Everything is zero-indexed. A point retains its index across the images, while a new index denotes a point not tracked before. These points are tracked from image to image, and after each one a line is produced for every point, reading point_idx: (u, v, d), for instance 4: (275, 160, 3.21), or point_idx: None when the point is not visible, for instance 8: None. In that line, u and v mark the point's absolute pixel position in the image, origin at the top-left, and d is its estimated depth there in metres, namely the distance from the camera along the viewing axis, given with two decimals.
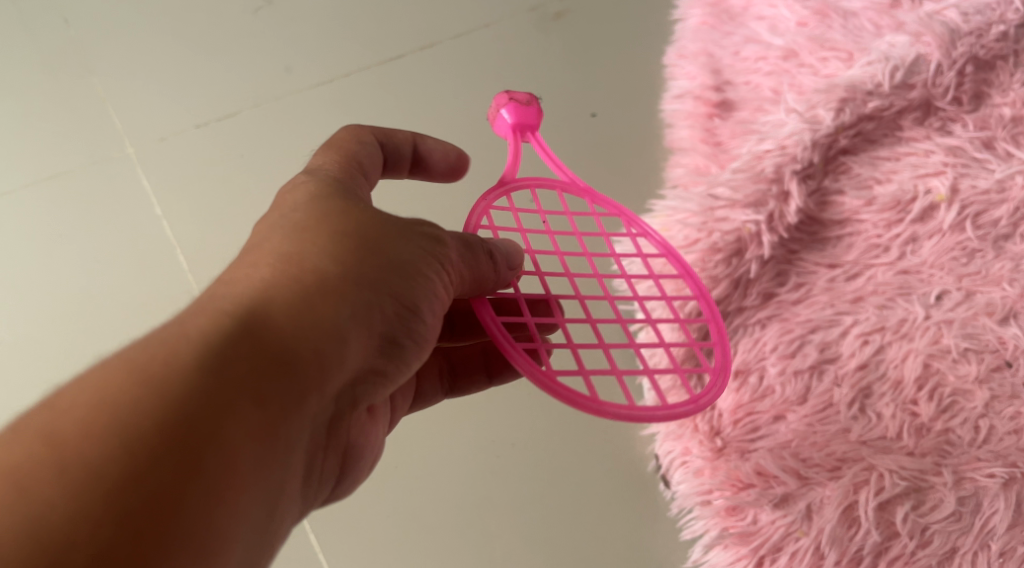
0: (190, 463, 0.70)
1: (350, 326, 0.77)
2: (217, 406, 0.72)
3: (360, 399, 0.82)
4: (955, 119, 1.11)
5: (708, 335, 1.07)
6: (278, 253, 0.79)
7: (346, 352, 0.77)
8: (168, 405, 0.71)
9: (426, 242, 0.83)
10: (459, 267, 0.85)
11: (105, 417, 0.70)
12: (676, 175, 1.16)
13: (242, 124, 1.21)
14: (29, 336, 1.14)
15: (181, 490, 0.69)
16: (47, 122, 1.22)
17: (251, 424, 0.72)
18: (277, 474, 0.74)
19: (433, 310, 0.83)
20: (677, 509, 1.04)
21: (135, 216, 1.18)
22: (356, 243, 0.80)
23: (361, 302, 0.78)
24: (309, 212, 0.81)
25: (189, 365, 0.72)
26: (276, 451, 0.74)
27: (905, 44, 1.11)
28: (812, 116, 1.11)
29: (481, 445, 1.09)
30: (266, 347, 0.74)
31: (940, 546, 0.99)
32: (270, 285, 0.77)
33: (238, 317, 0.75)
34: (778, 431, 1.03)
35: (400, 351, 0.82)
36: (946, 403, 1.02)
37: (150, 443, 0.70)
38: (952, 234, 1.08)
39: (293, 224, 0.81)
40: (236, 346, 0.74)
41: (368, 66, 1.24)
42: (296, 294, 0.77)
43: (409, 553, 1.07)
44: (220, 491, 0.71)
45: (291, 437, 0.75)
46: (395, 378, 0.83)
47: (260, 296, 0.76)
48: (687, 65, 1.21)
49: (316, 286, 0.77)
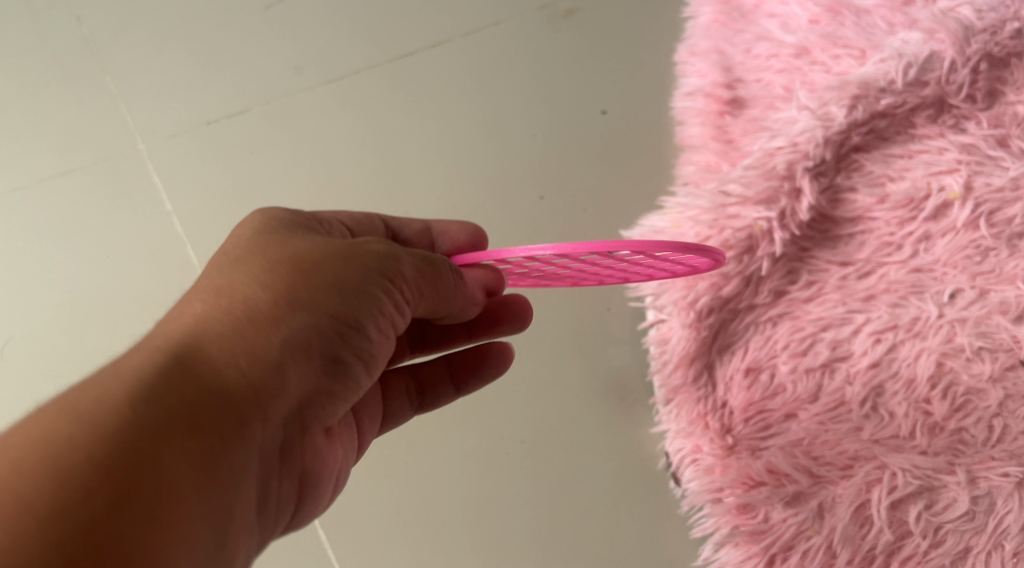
0: (132, 485, 0.73)
1: (286, 350, 0.81)
2: (157, 433, 0.75)
3: (312, 422, 0.85)
4: (969, 116, 1.10)
5: (719, 333, 1.06)
6: (215, 290, 0.83)
7: (287, 380, 0.81)
8: (108, 431, 0.75)
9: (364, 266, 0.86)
10: (418, 285, 0.87)
11: (59, 448, 0.74)
12: (687, 172, 1.15)
13: (252, 122, 1.21)
14: (45, 332, 1.16)
15: (122, 514, 0.73)
16: (60, 121, 1.23)
17: (192, 448, 0.76)
18: (222, 494, 0.78)
19: (376, 327, 0.86)
20: (687, 506, 1.04)
21: (145, 213, 1.18)
22: (294, 274, 0.83)
23: (297, 329, 0.82)
24: (252, 250, 0.85)
25: (129, 398, 0.76)
26: (217, 473, 0.77)
27: (919, 42, 1.10)
28: (825, 113, 1.10)
29: (493, 441, 1.09)
30: (203, 376, 0.78)
31: (954, 546, 0.98)
32: (210, 320, 0.81)
33: (177, 351, 0.79)
34: (790, 429, 1.03)
35: (347, 371, 0.85)
36: (960, 402, 1.01)
37: (98, 470, 0.74)
38: (966, 232, 1.07)
39: (234, 261, 0.85)
40: (174, 377, 0.78)
41: (378, 64, 1.23)
42: (231, 327, 0.80)
43: (421, 550, 1.07)
44: (163, 514, 0.74)
45: (234, 459, 0.78)
46: (345, 399, 0.86)
47: (199, 330, 0.80)
48: (697, 63, 1.19)
49: (252, 320, 0.81)
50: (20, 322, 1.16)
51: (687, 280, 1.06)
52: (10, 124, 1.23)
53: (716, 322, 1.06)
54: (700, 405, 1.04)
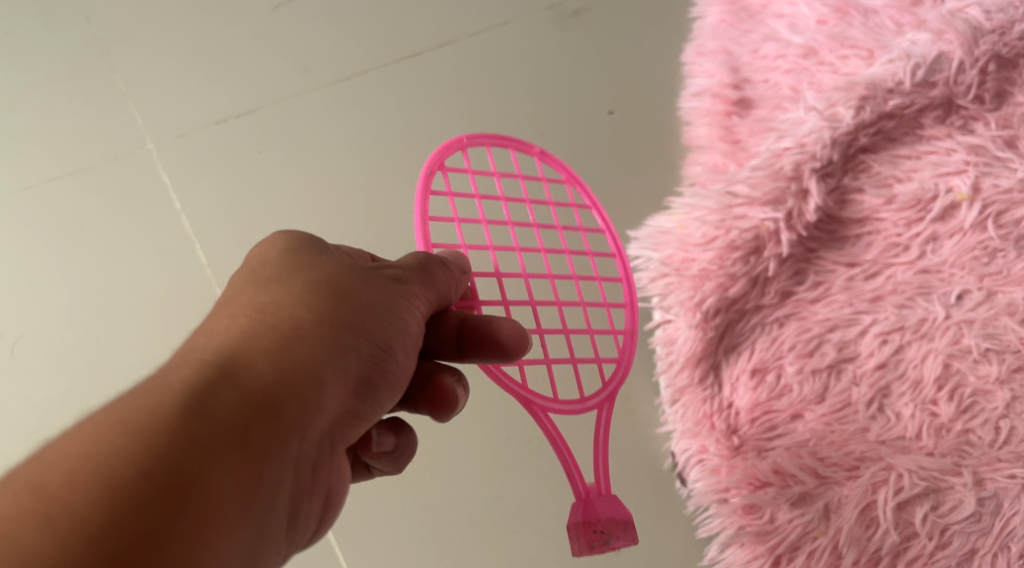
0: (176, 504, 0.71)
1: (328, 369, 0.79)
2: (202, 451, 0.73)
3: (341, 441, 0.83)
4: (977, 117, 1.10)
5: (726, 333, 1.06)
6: (250, 306, 0.80)
7: (328, 396, 0.79)
8: (150, 448, 0.72)
9: (391, 283, 0.85)
10: (425, 297, 0.86)
11: (95, 464, 0.71)
12: (694, 172, 1.15)
13: (260, 121, 1.22)
14: (54, 331, 1.15)
15: (169, 532, 0.70)
16: (69, 120, 1.23)
17: (238, 466, 0.74)
18: (262, 514, 0.75)
19: (404, 348, 0.85)
20: (693, 506, 1.04)
21: (156, 212, 1.18)
22: (326, 289, 0.82)
23: (338, 347, 0.80)
24: (277, 266, 0.83)
25: (171, 414, 0.73)
26: (262, 490, 0.75)
27: (927, 42, 1.10)
28: (832, 114, 1.10)
29: (497, 440, 1.08)
30: (245, 393, 0.76)
31: (960, 547, 0.98)
32: (247, 335, 0.78)
33: (214, 368, 0.76)
34: (796, 430, 1.03)
35: (374, 392, 0.84)
36: (967, 403, 1.01)
37: (140, 488, 0.71)
38: (973, 233, 1.07)
39: (263, 277, 0.82)
40: (216, 395, 0.75)
41: (386, 64, 1.24)
42: (272, 343, 0.78)
43: (425, 551, 1.06)
44: (207, 533, 0.71)
45: (275, 479, 0.76)
46: (372, 417, 0.85)
47: (237, 346, 0.77)
48: (705, 63, 1.20)
49: (292, 335, 0.79)
50: (29, 321, 1.16)
51: (693, 281, 1.07)
52: (16, 123, 1.23)
53: (723, 323, 1.06)
54: (706, 405, 1.04)
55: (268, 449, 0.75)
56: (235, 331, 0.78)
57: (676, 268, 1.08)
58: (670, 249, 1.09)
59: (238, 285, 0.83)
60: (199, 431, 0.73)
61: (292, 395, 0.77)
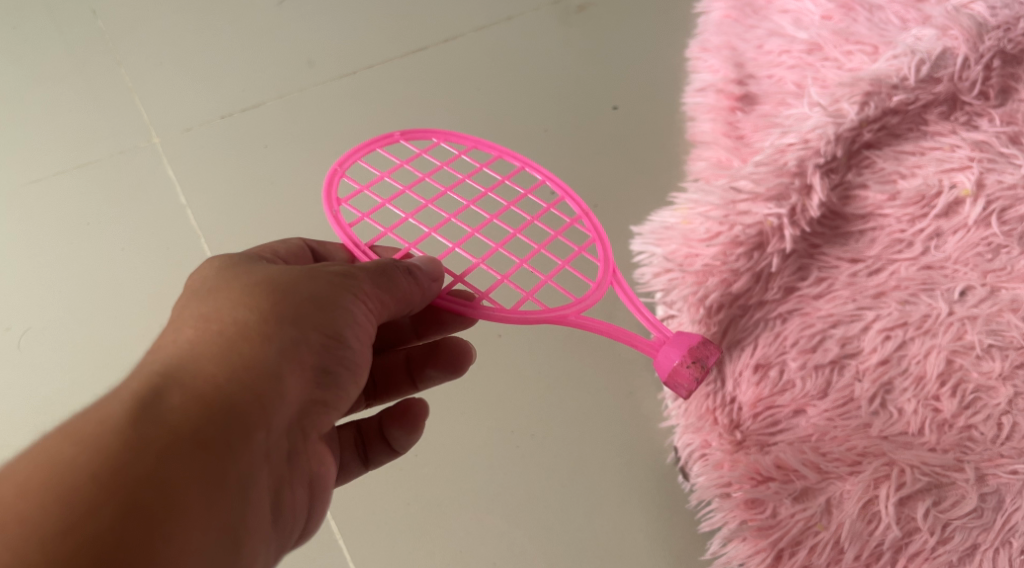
0: (136, 508, 0.71)
1: (280, 362, 0.79)
2: (156, 454, 0.73)
3: (308, 429, 0.82)
4: (982, 113, 1.10)
5: (728, 329, 1.06)
6: (196, 314, 0.80)
7: (283, 388, 0.79)
8: (104, 456, 0.72)
9: (336, 279, 0.84)
10: (379, 293, 0.86)
11: (48, 476, 0.71)
12: (698, 168, 1.15)
13: (266, 115, 1.22)
14: (59, 324, 1.14)
15: (130, 535, 0.70)
16: (75, 113, 1.23)
17: (197, 463, 0.74)
18: (230, 507, 0.75)
19: (357, 337, 0.84)
20: (695, 501, 1.04)
21: (162, 207, 1.19)
22: (270, 290, 0.82)
23: (288, 341, 0.80)
24: (221, 276, 0.83)
25: (118, 423, 0.73)
26: (225, 485, 0.75)
27: (932, 38, 1.11)
28: (836, 110, 1.10)
29: (501, 434, 1.09)
30: (194, 395, 0.75)
31: (962, 543, 0.98)
32: (193, 341, 0.78)
33: (162, 375, 0.76)
34: (798, 425, 1.03)
35: (334, 380, 0.83)
36: (970, 399, 1.02)
37: (95, 497, 0.71)
38: (977, 229, 1.07)
39: (208, 287, 0.83)
40: (163, 399, 0.75)
41: (390, 59, 1.24)
42: (219, 344, 0.78)
43: (428, 545, 1.05)
44: (173, 532, 0.72)
45: (239, 472, 0.76)
46: (337, 407, 0.84)
47: (184, 351, 0.77)
48: (709, 59, 1.21)
49: (240, 336, 0.79)
50: (33, 313, 1.15)
51: (696, 277, 1.07)
52: (22, 116, 1.23)
53: (726, 318, 1.06)
54: (708, 400, 1.05)
55: (221, 443, 0.75)
56: (184, 338, 0.78)
57: (679, 264, 1.09)
58: (674, 245, 1.10)
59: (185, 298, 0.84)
60: (151, 435, 0.73)
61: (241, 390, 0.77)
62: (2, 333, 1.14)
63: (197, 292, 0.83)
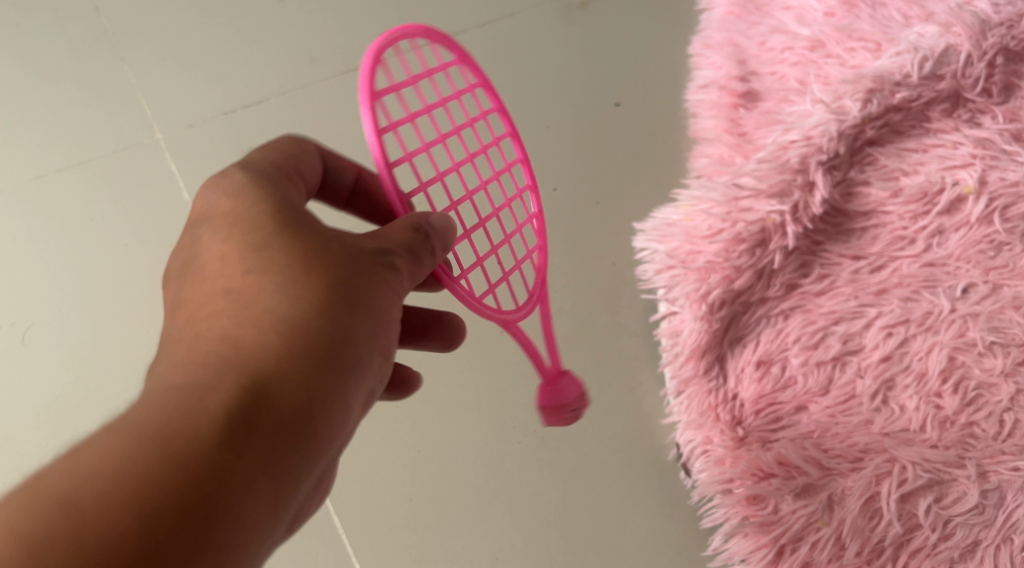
0: (205, 520, 0.68)
1: (336, 358, 0.76)
2: (216, 461, 0.70)
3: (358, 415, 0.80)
4: (985, 111, 1.10)
5: (731, 326, 1.06)
6: (243, 307, 0.77)
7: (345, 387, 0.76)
8: (167, 470, 0.69)
9: (380, 268, 0.80)
10: (413, 271, 0.82)
11: (105, 492, 0.67)
12: (700, 164, 1.16)
13: (268, 111, 1.22)
14: (63, 320, 1.15)
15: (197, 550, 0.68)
16: (79, 110, 1.23)
17: (258, 468, 0.71)
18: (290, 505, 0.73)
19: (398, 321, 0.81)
20: (697, 497, 1.04)
21: (164, 203, 1.19)
22: (319, 278, 0.78)
23: (338, 335, 0.77)
24: (261, 256, 0.79)
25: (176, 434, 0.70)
26: (288, 487, 0.73)
27: (935, 35, 1.11)
28: (839, 107, 1.10)
29: (504, 430, 1.09)
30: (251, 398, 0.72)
31: (963, 539, 0.98)
32: (251, 339, 0.75)
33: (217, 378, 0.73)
34: (800, 421, 1.03)
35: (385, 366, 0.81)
36: (971, 396, 1.02)
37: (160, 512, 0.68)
38: (979, 227, 1.07)
39: (251, 271, 0.78)
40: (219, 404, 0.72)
41: (393, 55, 1.24)
42: (273, 342, 0.75)
43: (431, 540, 1.06)
44: (238, 541, 0.69)
45: (301, 473, 0.73)
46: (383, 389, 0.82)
47: (238, 352, 0.74)
48: (712, 56, 1.20)
49: (295, 334, 0.75)
50: (37, 309, 1.16)
51: (699, 273, 1.07)
52: (26, 112, 1.23)
53: (728, 315, 1.06)
54: (710, 396, 1.04)
55: (292, 453, 0.73)
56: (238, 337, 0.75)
57: (682, 260, 1.09)
58: (677, 241, 1.10)
59: (218, 273, 0.79)
60: (210, 442, 0.70)
61: (302, 400, 0.74)
62: (8, 329, 1.15)
63: (235, 271, 0.79)
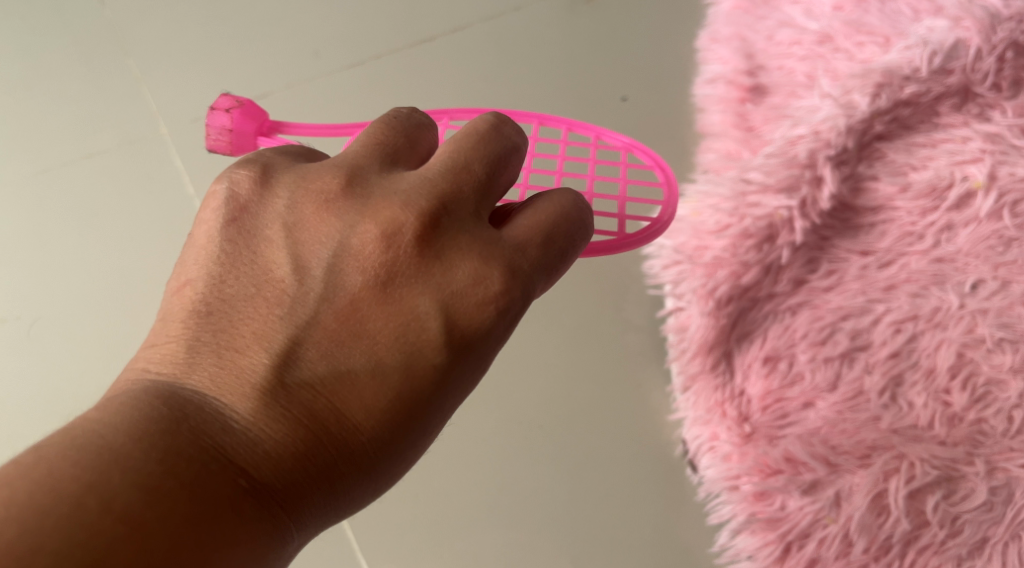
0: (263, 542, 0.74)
1: (418, 400, 0.80)
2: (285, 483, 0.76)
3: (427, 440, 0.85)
4: (994, 105, 1.10)
5: (738, 321, 1.06)
6: (336, 326, 0.80)
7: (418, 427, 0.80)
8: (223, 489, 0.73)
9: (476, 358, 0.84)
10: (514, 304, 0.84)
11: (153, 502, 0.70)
12: (708, 159, 1.15)
13: (274, 105, 1.22)
14: (69, 315, 1.15)
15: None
16: (83, 103, 1.23)
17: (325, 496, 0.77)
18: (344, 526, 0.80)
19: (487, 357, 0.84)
20: (704, 493, 1.04)
21: (169, 198, 1.19)
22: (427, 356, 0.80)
23: (426, 377, 0.80)
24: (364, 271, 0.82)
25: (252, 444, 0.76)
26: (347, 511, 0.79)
27: (944, 29, 1.10)
28: (847, 101, 1.09)
29: (511, 425, 1.08)
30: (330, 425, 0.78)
31: (971, 536, 0.98)
32: (342, 366, 0.79)
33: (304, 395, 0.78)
34: (807, 418, 1.02)
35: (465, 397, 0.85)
36: (980, 393, 1.01)
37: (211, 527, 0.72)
38: (989, 222, 1.06)
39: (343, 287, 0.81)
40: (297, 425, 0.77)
41: (398, 49, 1.24)
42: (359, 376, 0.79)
43: (439, 534, 1.06)
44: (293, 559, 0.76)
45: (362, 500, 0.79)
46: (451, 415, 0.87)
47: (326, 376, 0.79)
48: (719, 50, 1.20)
49: (380, 369, 0.79)
50: (43, 304, 1.16)
51: (706, 269, 1.07)
52: (30, 106, 1.23)
53: (735, 311, 1.06)
54: (718, 393, 1.04)
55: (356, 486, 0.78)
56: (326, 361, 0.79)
57: (689, 256, 1.08)
58: (684, 237, 1.09)
59: (340, 305, 0.81)
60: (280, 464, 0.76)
61: (373, 466, 0.79)
62: (14, 323, 1.15)
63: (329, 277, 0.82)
